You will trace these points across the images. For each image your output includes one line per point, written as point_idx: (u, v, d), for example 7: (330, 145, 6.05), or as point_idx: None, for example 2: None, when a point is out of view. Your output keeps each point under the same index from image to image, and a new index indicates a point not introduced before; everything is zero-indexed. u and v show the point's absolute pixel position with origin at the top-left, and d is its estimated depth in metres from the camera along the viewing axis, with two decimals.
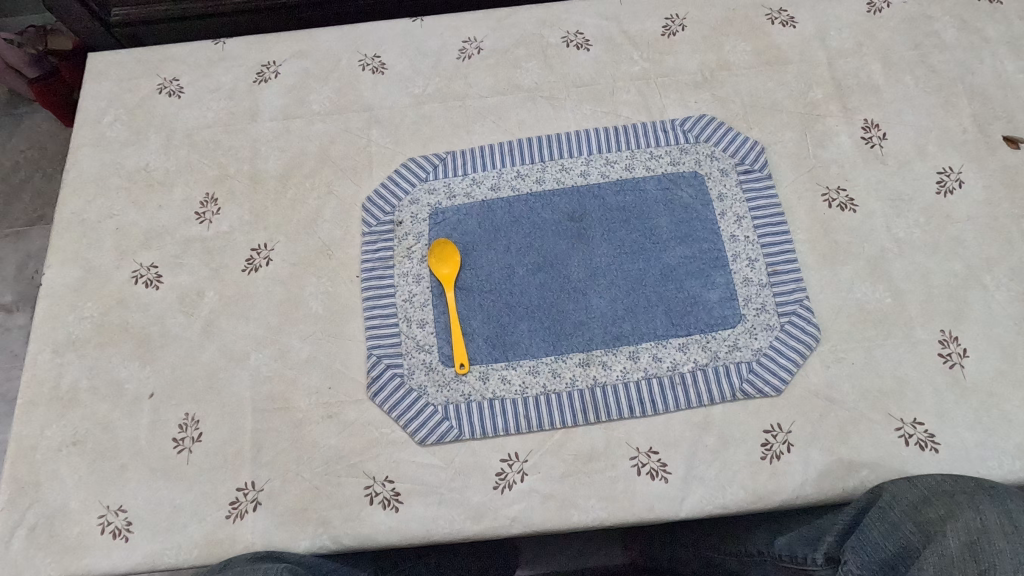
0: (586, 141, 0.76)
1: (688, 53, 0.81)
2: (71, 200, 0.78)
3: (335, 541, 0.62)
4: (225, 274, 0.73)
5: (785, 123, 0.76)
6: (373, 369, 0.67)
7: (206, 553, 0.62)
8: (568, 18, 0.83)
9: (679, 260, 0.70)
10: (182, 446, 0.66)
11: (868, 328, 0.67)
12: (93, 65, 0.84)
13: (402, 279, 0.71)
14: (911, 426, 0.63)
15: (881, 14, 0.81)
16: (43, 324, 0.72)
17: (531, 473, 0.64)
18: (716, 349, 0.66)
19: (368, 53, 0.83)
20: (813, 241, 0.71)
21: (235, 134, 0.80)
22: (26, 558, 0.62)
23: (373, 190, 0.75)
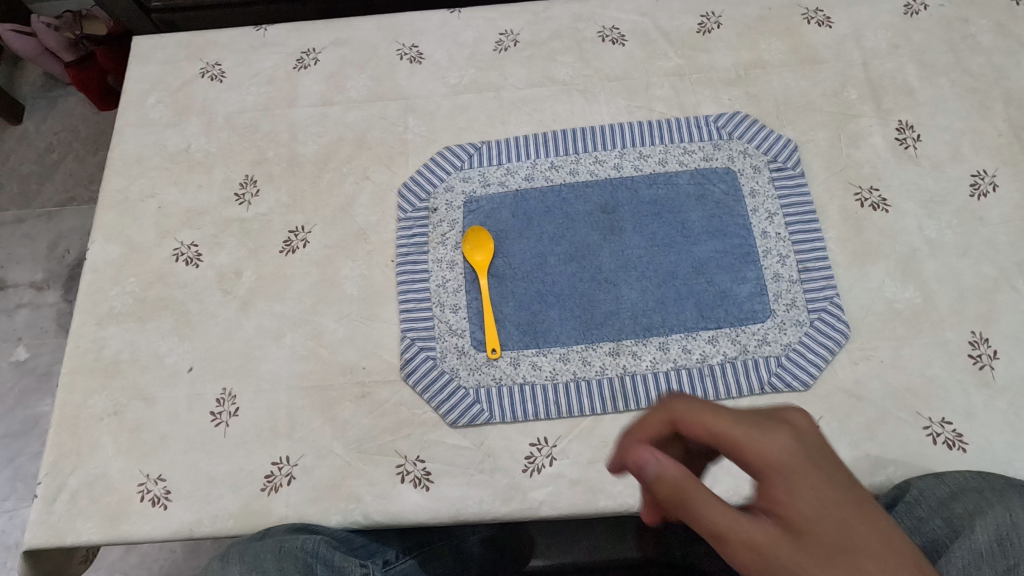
0: (619, 135, 0.77)
1: (723, 51, 0.81)
2: (116, 178, 0.80)
3: (366, 516, 0.63)
4: (263, 254, 0.74)
5: (819, 122, 0.77)
6: (406, 351, 0.69)
7: (242, 524, 0.63)
8: (604, 13, 0.84)
9: (710, 254, 0.71)
10: (220, 420, 0.67)
11: (898, 327, 0.67)
12: (138, 49, 0.86)
13: (436, 265, 0.72)
14: (939, 426, 0.64)
15: (918, 16, 0.81)
16: (87, 297, 0.74)
17: (560, 457, 0.65)
18: (745, 343, 0.67)
19: (406, 42, 0.84)
20: (844, 240, 0.71)
21: (274, 118, 0.81)
22: (68, 522, 0.64)
23: (409, 177, 0.77)
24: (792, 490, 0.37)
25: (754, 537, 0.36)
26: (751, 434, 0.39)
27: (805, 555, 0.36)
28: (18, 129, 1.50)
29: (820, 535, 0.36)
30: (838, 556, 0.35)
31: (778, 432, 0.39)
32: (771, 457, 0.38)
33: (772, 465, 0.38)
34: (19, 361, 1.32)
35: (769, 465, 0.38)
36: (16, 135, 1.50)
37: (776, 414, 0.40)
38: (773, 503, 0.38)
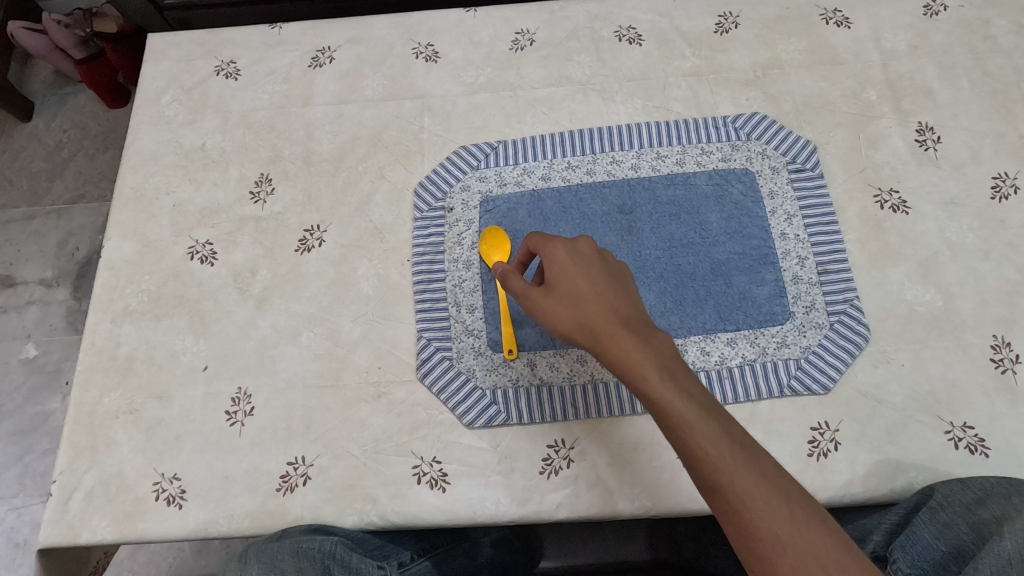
0: (637, 135, 0.76)
1: (741, 51, 0.81)
2: (131, 176, 0.80)
3: (383, 517, 0.63)
4: (278, 253, 0.74)
5: (837, 123, 0.76)
6: (423, 351, 0.68)
7: (258, 524, 0.63)
8: (620, 12, 0.84)
9: (729, 255, 0.70)
10: (235, 419, 0.67)
11: (919, 330, 0.67)
12: (153, 46, 0.86)
13: (453, 264, 0.72)
14: (960, 430, 0.63)
15: (938, 17, 0.80)
16: (102, 294, 0.74)
17: (577, 459, 0.64)
18: (764, 345, 0.67)
19: (421, 41, 0.84)
20: (864, 242, 0.71)
21: (289, 117, 0.81)
22: (83, 521, 0.64)
23: (425, 176, 0.76)
24: (591, 293, 0.53)
25: (559, 317, 0.53)
26: (570, 256, 0.55)
27: (592, 334, 0.52)
28: (28, 126, 1.50)
29: (605, 324, 0.52)
30: (612, 336, 0.51)
31: (592, 259, 0.55)
32: (580, 272, 0.54)
33: (580, 277, 0.54)
34: (29, 358, 1.32)
35: (575, 275, 0.54)
36: (26, 132, 1.50)
37: (596, 250, 0.56)
38: (577, 301, 0.53)
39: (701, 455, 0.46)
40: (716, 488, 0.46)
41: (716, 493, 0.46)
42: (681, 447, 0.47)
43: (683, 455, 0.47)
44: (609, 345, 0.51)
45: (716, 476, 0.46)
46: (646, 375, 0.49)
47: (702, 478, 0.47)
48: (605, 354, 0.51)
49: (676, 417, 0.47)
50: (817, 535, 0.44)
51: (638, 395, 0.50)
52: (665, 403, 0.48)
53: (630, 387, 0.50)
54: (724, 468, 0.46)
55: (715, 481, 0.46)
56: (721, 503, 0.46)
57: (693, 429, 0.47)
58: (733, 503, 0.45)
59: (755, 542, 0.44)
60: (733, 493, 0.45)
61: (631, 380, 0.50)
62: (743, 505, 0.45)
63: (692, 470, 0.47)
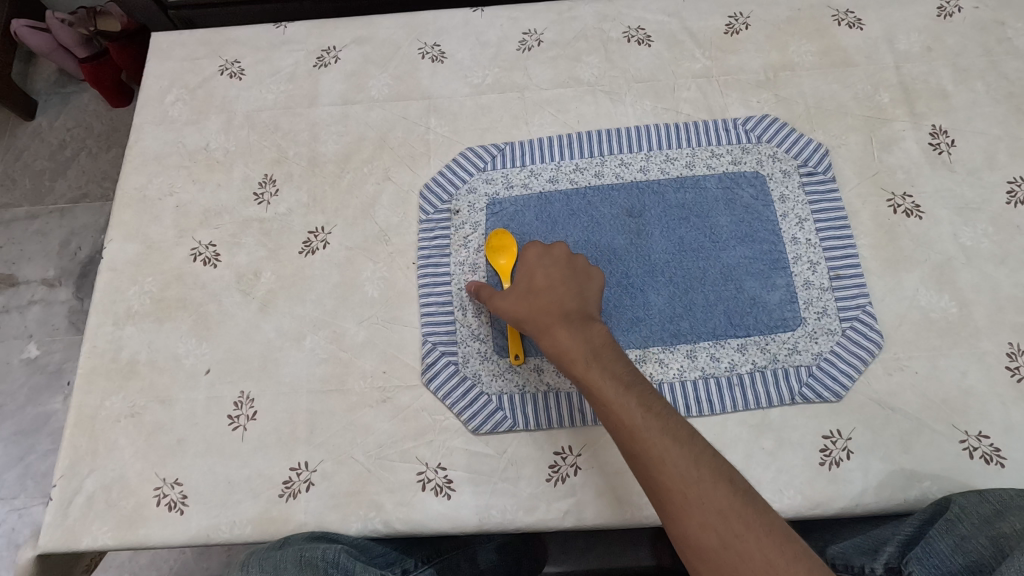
0: (646, 137, 0.75)
1: (752, 52, 0.79)
2: (134, 176, 0.79)
3: (387, 525, 0.62)
4: (282, 255, 0.73)
5: (850, 126, 0.75)
6: (428, 355, 0.67)
7: (260, 530, 0.62)
8: (630, 12, 0.83)
9: (739, 260, 0.69)
10: (238, 423, 0.66)
11: (933, 336, 0.65)
12: (157, 45, 0.85)
13: (459, 268, 0.71)
14: (975, 440, 0.62)
15: (952, 19, 0.79)
16: (104, 296, 0.73)
17: (585, 467, 0.63)
18: (775, 351, 0.66)
19: (428, 41, 0.83)
20: (877, 247, 0.70)
21: (294, 117, 0.80)
22: (84, 526, 0.63)
23: (431, 178, 0.75)
24: (540, 285, 0.62)
25: (510, 307, 0.62)
26: (526, 258, 0.64)
27: (534, 320, 0.60)
28: (31, 125, 1.50)
29: (547, 311, 0.60)
30: (549, 322, 0.59)
31: (544, 257, 0.63)
32: (533, 270, 0.63)
33: (532, 273, 0.63)
34: (31, 358, 1.31)
35: (533, 274, 0.63)
36: (29, 131, 1.49)
37: (562, 254, 0.63)
38: (526, 293, 0.62)
39: (620, 423, 0.52)
40: (631, 451, 0.51)
41: (633, 456, 0.51)
42: (604, 417, 0.54)
43: (607, 425, 0.54)
44: (547, 330, 0.59)
45: (631, 441, 0.51)
46: (575, 355, 0.57)
47: (622, 443, 0.52)
48: (544, 339, 0.59)
49: (598, 390, 0.54)
50: (720, 495, 0.48)
51: (570, 372, 0.57)
52: (588, 378, 0.55)
53: (564, 367, 0.57)
54: (638, 433, 0.51)
55: (631, 445, 0.51)
56: (638, 465, 0.51)
57: (611, 400, 0.53)
58: (646, 465, 0.50)
59: (665, 499, 0.49)
60: (646, 455, 0.50)
61: (565, 360, 0.57)
62: (653, 467, 0.50)
63: (615, 438, 0.53)
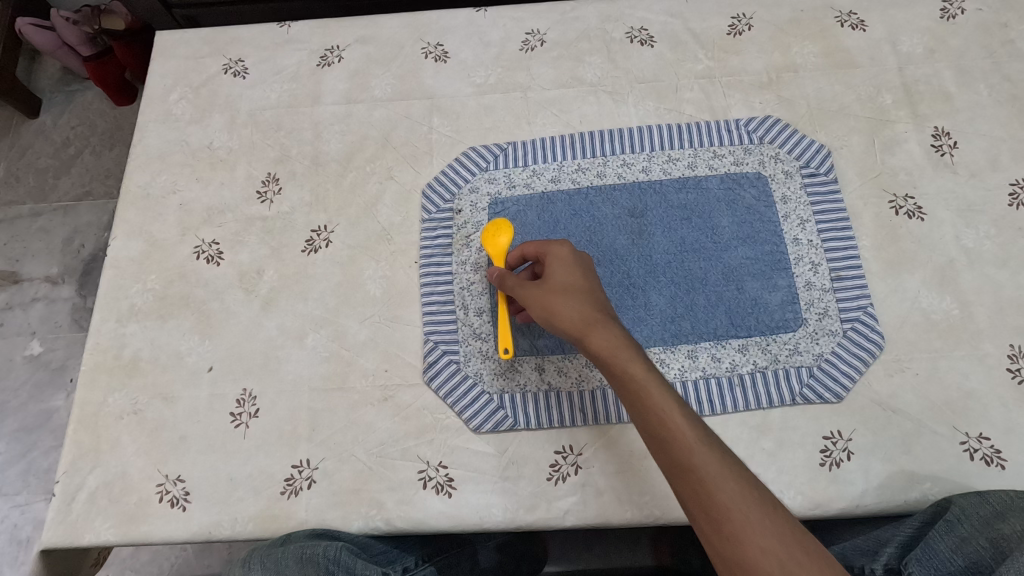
0: (648, 137, 0.75)
1: (754, 53, 0.80)
2: (138, 174, 0.79)
3: (388, 523, 0.62)
4: (284, 253, 0.74)
5: (852, 127, 0.75)
6: (430, 354, 0.68)
7: (262, 528, 0.63)
8: (633, 13, 0.83)
9: (741, 260, 0.69)
10: (240, 421, 0.67)
11: (934, 338, 0.65)
12: (161, 44, 0.86)
13: (460, 267, 0.71)
14: (976, 441, 0.62)
15: (955, 21, 0.79)
16: (108, 294, 0.73)
17: (585, 466, 0.63)
18: (776, 352, 0.66)
19: (431, 41, 0.83)
20: (879, 248, 0.70)
21: (298, 116, 0.80)
22: (86, 522, 0.64)
23: (433, 177, 0.76)
24: (582, 291, 0.59)
25: (550, 303, 0.58)
26: (563, 257, 0.61)
27: (578, 320, 0.57)
28: (35, 123, 1.50)
29: (593, 315, 0.57)
30: (599, 326, 0.56)
31: (584, 262, 0.61)
32: (573, 270, 0.60)
33: (572, 274, 0.60)
34: (34, 355, 1.32)
35: (575, 278, 0.60)
36: (33, 128, 1.50)
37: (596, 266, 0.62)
38: (569, 291, 0.59)
39: (677, 437, 0.50)
40: (689, 468, 0.49)
41: (689, 472, 0.49)
42: (657, 429, 0.51)
43: (659, 438, 0.51)
44: (594, 332, 0.56)
45: (692, 457, 0.49)
46: (627, 360, 0.54)
47: (675, 458, 0.50)
48: (591, 341, 0.56)
49: (653, 399, 0.52)
50: (779, 518, 0.47)
51: (619, 378, 0.54)
52: (643, 387, 0.53)
53: (612, 374, 0.54)
54: (696, 449, 0.50)
55: (688, 461, 0.49)
56: (693, 483, 0.49)
57: (668, 412, 0.51)
58: (705, 481, 0.48)
59: (723, 518, 0.47)
60: (705, 471, 0.49)
61: (615, 365, 0.54)
62: (715, 484, 0.48)
63: (664, 452, 0.51)
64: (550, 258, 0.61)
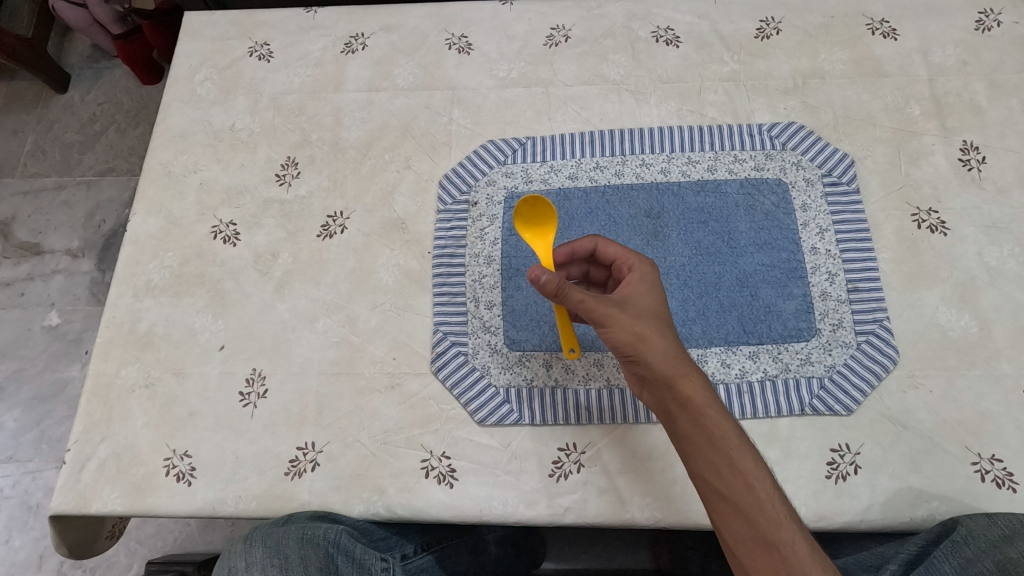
0: (669, 139, 0.75)
1: (781, 58, 0.79)
2: (160, 152, 0.80)
3: (389, 509, 0.63)
4: (300, 237, 0.74)
5: (878, 137, 0.74)
6: (439, 345, 0.68)
7: (265, 507, 0.63)
8: (659, 12, 0.82)
9: (756, 267, 0.69)
10: (248, 400, 0.67)
11: (950, 356, 0.64)
12: (189, 24, 0.87)
13: (474, 259, 0.71)
14: (988, 463, 0.61)
15: (990, 33, 0.77)
16: (126, 269, 0.74)
17: (588, 464, 0.63)
18: (787, 361, 0.65)
19: (456, 32, 0.83)
20: (897, 261, 0.68)
21: (319, 102, 0.81)
22: (94, 491, 0.65)
23: (451, 169, 0.76)
24: (662, 316, 0.56)
25: (637, 329, 0.54)
26: (649, 281, 0.58)
27: (667, 356, 0.53)
28: (63, 98, 1.53)
29: (680, 355, 0.54)
30: (690, 372, 0.53)
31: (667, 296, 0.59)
32: (662, 301, 0.57)
33: (661, 304, 0.57)
34: (51, 326, 1.34)
35: (651, 302, 0.56)
36: (61, 103, 1.53)
37: None
38: (658, 322, 0.55)
39: (764, 506, 0.48)
40: (776, 543, 0.47)
41: (773, 548, 0.47)
42: (741, 493, 0.49)
43: (745, 505, 0.48)
44: (683, 376, 0.52)
45: (780, 531, 0.47)
46: (718, 416, 0.51)
47: (759, 529, 0.47)
48: (679, 383, 0.52)
49: (743, 462, 0.49)
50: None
51: (705, 432, 0.51)
52: (733, 447, 0.50)
53: (696, 424, 0.51)
54: (783, 523, 0.47)
55: (775, 536, 0.47)
56: (776, 560, 0.46)
57: (756, 478, 0.49)
58: (792, 561, 0.46)
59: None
60: (792, 549, 0.46)
61: (703, 416, 0.51)
62: (804, 566, 0.45)
63: (745, 521, 0.48)
64: (635, 280, 0.57)
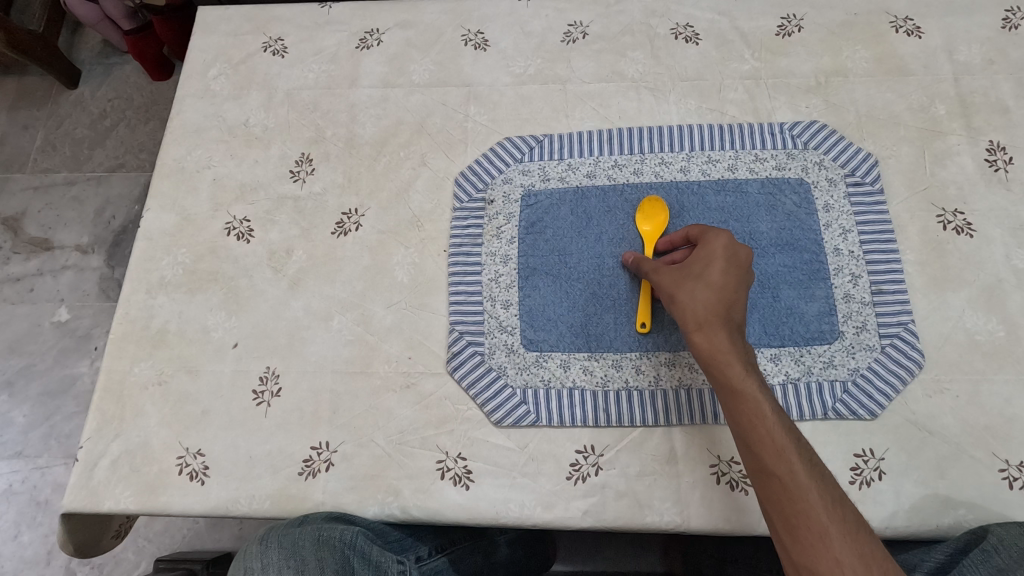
0: (689, 137, 0.74)
1: (803, 56, 0.77)
2: (173, 148, 0.79)
3: (404, 511, 0.62)
4: (315, 234, 0.73)
5: (902, 137, 0.72)
6: (455, 344, 0.67)
7: (279, 506, 0.63)
8: (678, 9, 0.81)
9: (778, 268, 0.67)
10: (262, 399, 0.67)
11: (977, 360, 0.63)
12: (203, 18, 0.86)
13: (490, 258, 0.70)
14: (1016, 469, 0.59)
15: (1017, 31, 0.76)
16: (139, 265, 0.74)
17: (606, 467, 0.62)
18: (810, 364, 0.64)
19: (472, 28, 0.82)
20: (923, 263, 0.67)
21: (334, 98, 0.80)
22: (107, 489, 0.64)
23: (467, 166, 0.75)
24: (698, 273, 0.56)
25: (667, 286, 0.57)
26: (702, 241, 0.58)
27: (689, 309, 0.55)
28: (74, 93, 1.53)
29: (712, 309, 0.54)
30: (712, 326, 0.53)
31: (735, 260, 0.57)
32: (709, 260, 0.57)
33: (705, 263, 0.57)
34: (61, 322, 1.34)
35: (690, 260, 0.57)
36: (71, 99, 1.53)
37: (724, 245, 0.57)
38: (692, 279, 0.56)
39: (767, 444, 0.49)
40: (775, 475, 0.48)
41: (774, 480, 0.48)
42: (747, 431, 0.50)
43: (750, 442, 0.50)
44: (702, 327, 0.54)
45: (780, 465, 0.48)
46: (731, 363, 0.52)
47: (762, 464, 0.49)
48: (697, 333, 0.54)
49: (751, 404, 0.50)
50: (866, 543, 0.45)
51: (718, 376, 0.52)
52: (744, 389, 0.51)
53: (712, 373, 0.53)
54: (785, 458, 0.49)
55: (775, 469, 0.49)
56: (776, 491, 0.48)
57: (764, 418, 0.50)
58: (791, 491, 0.48)
59: (803, 531, 0.46)
60: (792, 481, 0.48)
61: (715, 364, 0.52)
62: (801, 496, 0.47)
63: (751, 455, 0.50)
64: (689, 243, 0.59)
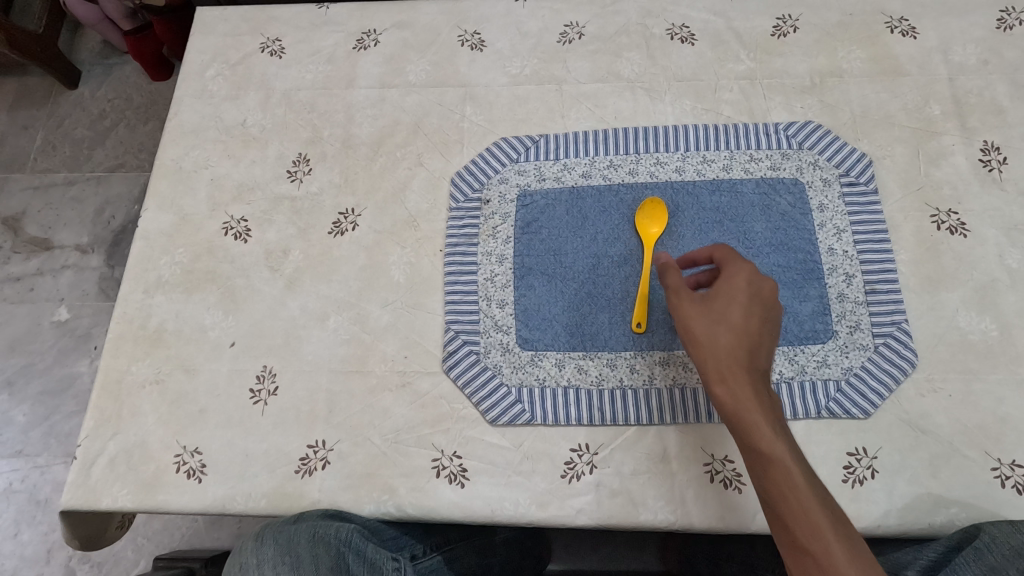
0: (684, 138, 0.74)
1: (799, 56, 0.77)
2: (171, 148, 0.80)
3: (399, 509, 0.62)
4: (312, 234, 0.74)
5: (897, 137, 0.73)
6: (450, 344, 0.67)
7: (275, 504, 0.63)
8: (674, 9, 0.81)
9: (772, 268, 0.68)
10: (259, 398, 0.67)
11: (971, 359, 0.63)
12: (201, 19, 0.86)
13: (486, 258, 0.70)
14: (1008, 468, 0.60)
15: (1012, 32, 0.76)
16: (137, 265, 0.74)
17: (600, 466, 0.62)
18: (803, 363, 0.64)
19: (468, 29, 0.82)
20: (916, 263, 0.67)
21: (331, 98, 0.80)
22: (104, 487, 0.65)
23: (463, 166, 0.75)
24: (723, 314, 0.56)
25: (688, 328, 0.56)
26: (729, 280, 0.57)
27: (711, 353, 0.54)
28: (73, 94, 1.53)
29: (734, 349, 0.54)
30: (733, 371, 0.53)
31: (756, 302, 0.56)
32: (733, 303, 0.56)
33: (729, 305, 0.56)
34: (61, 322, 1.34)
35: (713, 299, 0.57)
36: (71, 99, 1.53)
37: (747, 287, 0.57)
38: (713, 320, 0.55)
39: (785, 489, 0.49)
40: (792, 522, 0.48)
41: (790, 527, 0.48)
42: (766, 478, 0.50)
43: (767, 488, 0.50)
44: (722, 373, 0.53)
45: (813, 539, 0.47)
46: (752, 411, 0.52)
47: (779, 510, 0.49)
48: (717, 379, 0.53)
49: (770, 450, 0.50)
50: None
51: (738, 422, 0.52)
52: (763, 436, 0.51)
53: (730, 419, 0.52)
54: (804, 504, 0.48)
55: (791, 516, 0.48)
56: (793, 538, 0.48)
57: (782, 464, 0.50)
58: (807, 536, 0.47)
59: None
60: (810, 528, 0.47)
61: (733, 410, 0.52)
62: (818, 544, 0.46)
63: (768, 501, 0.50)
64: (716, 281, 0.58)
